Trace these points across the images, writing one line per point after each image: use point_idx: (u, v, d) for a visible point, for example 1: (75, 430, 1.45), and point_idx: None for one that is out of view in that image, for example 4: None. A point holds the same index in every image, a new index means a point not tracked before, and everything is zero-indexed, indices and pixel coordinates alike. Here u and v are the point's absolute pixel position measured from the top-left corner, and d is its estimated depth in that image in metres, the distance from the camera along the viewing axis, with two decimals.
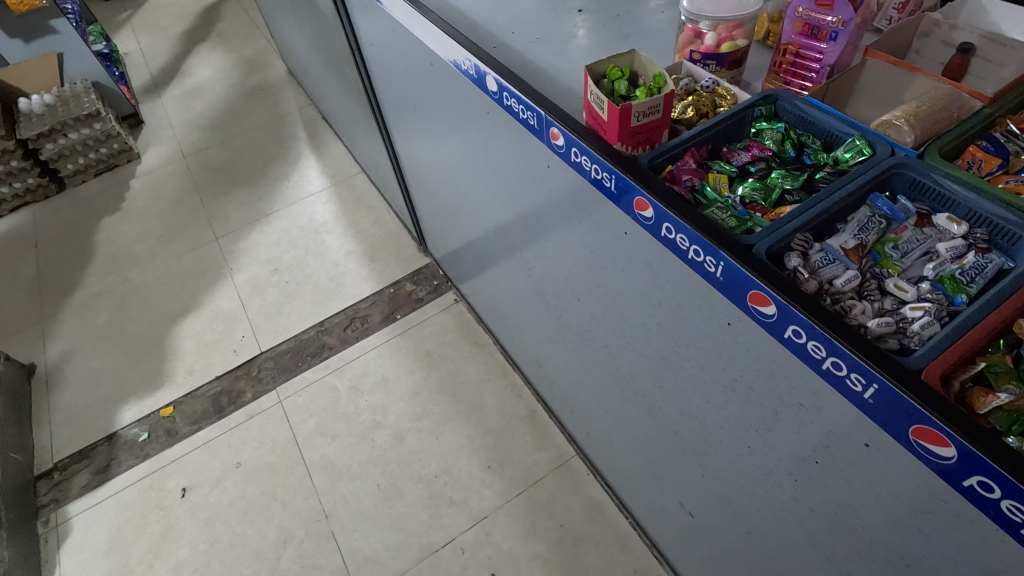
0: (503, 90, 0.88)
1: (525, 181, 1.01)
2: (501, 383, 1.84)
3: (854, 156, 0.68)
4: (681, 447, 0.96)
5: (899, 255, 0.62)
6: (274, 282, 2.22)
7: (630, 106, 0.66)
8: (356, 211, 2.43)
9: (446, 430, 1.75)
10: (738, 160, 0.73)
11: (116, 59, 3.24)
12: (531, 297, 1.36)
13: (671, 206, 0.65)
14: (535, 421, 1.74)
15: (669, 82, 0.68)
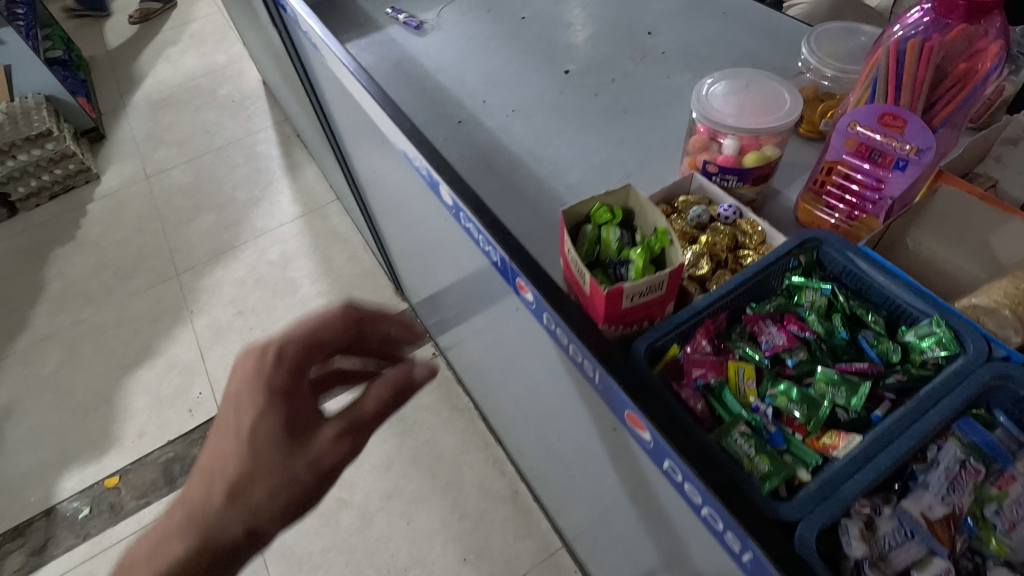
0: (459, 210, 0.68)
1: (503, 311, 0.86)
2: (482, 456, 1.65)
3: (933, 349, 0.48)
4: None
5: (1007, 524, 0.43)
6: (236, 328, 2.02)
7: (620, 288, 0.47)
8: (329, 245, 2.22)
9: (419, 512, 1.57)
10: (768, 342, 0.52)
11: (78, 65, 2.98)
12: (516, 389, 1.19)
13: (673, 444, 0.45)
14: (518, 502, 1.56)
15: (678, 250, 0.49)
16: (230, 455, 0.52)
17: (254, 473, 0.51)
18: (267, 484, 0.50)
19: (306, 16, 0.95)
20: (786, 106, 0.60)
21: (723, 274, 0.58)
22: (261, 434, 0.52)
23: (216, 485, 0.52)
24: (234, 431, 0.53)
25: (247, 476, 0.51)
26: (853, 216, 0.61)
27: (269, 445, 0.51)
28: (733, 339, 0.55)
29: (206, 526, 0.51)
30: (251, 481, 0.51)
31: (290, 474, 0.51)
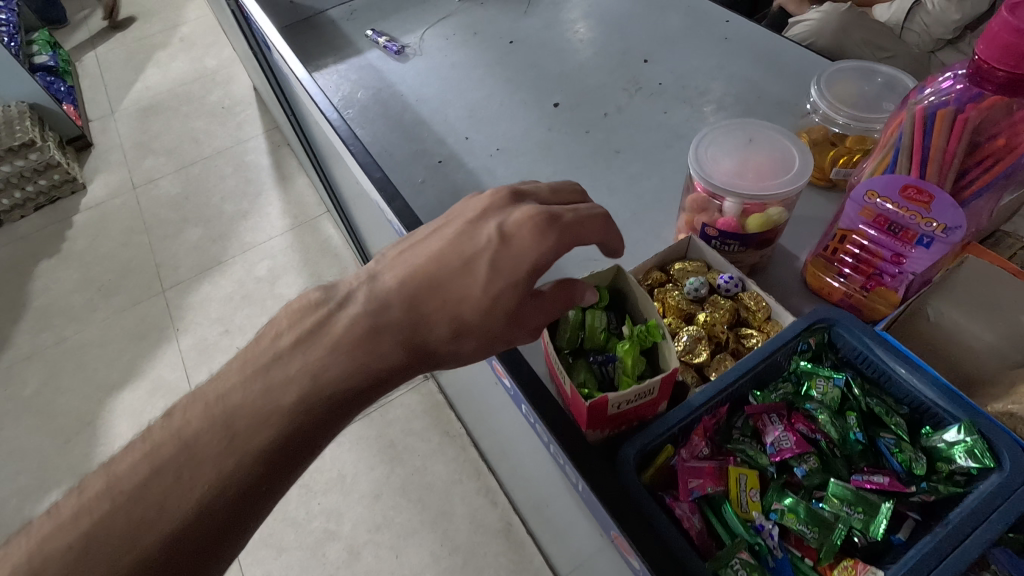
0: None
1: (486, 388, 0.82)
2: (474, 486, 1.51)
3: (965, 463, 0.42)
4: None
5: None
6: (223, 347, 1.81)
7: (605, 398, 0.42)
8: (319, 258, 1.98)
9: (408, 547, 1.44)
10: (774, 445, 0.46)
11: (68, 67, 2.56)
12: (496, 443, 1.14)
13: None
14: (512, 536, 1.44)
15: (672, 352, 0.44)
16: (451, 262, 0.45)
17: (459, 287, 0.44)
18: (479, 306, 0.43)
19: (276, 40, 0.88)
20: (795, 166, 0.55)
21: (723, 359, 0.52)
22: (500, 254, 0.44)
23: (411, 278, 0.45)
24: (453, 239, 0.46)
25: (446, 282, 0.45)
26: (869, 287, 0.55)
27: (495, 270, 0.44)
28: (735, 437, 0.48)
29: (376, 331, 0.44)
30: (452, 293, 0.44)
31: (490, 318, 0.44)
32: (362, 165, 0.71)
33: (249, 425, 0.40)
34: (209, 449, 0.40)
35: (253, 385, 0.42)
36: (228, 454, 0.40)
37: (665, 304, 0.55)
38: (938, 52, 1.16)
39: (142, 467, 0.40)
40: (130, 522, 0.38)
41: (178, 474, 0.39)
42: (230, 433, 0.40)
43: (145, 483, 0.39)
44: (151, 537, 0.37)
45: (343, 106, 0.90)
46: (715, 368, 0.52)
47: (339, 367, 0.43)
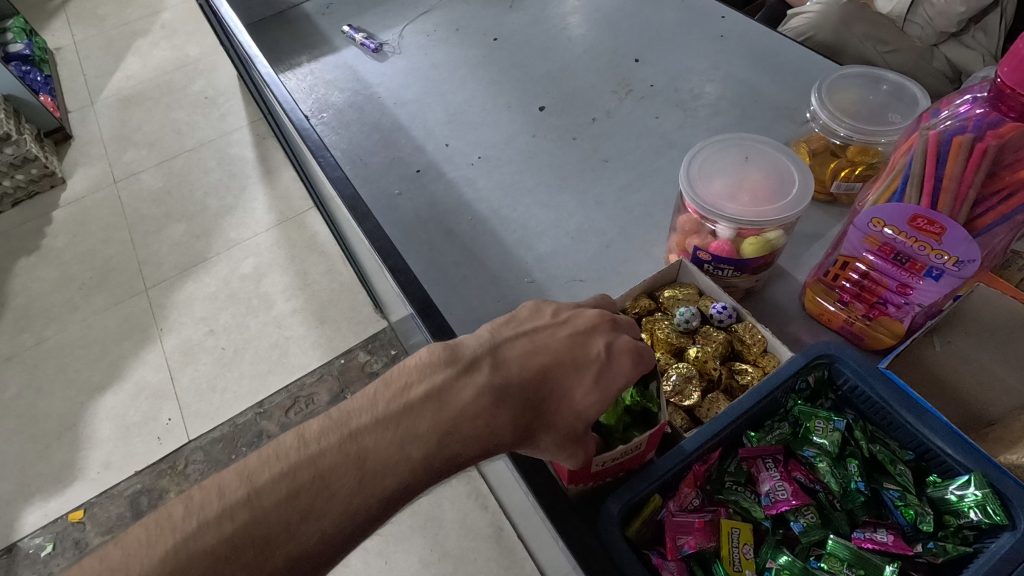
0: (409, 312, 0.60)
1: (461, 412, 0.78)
2: (463, 488, 1.22)
3: (977, 519, 0.39)
4: None
5: None
6: (208, 348, 1.76)
7: (586, 456, 0.40)
8: (305, 256, 1.93)
9: (397, 551, 1.16)
10: (770, 496, 0.43)
11: (43, 55, 2.43)
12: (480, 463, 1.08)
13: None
14: (504, 542, 1.16)
15: (660, 405, 0.42)
16: (564, 363, 0.43)
17: (564, 386, 0.42)
18: (577, 413, 0.41)
19: (244, 38, 0.82)
20: (794, 188, 0.51)
21: (716, 399, 0.49)
22: (605, 366, 0.42)
23: (534, 359, 0.43)
24: (569, 337, 0.44)
25: (554, 378, 0.42)
26: (871, 316, 0.52)
27: (600, 385, 0.41)
28: (727, 485, 0.45)
29: (500, 402, 0.41)
30: (555, 390, 0.42)
31: (571, 423, 0.41)
32: (334, 180, 0.67)
33: (382, 465, 0.37)
34: (345, 486, 0.36)
35: (384, 429, 0.38)
36: (363, 493, 0.36)
37: (654, 336, 0.52)
38: (941, 45, 1.07)
39: (283, 487, 0.35)
40: (264, 537, 0.34)
41: (316, 499, 0.35)
42: (362, 470, 0.37)
43: (286, 506, 0.35)
44: (282, 558, 0.34)
45: (316, 111, 0.85)
46: (706, 409, 0.48)
47: (469, 431, 0.39)
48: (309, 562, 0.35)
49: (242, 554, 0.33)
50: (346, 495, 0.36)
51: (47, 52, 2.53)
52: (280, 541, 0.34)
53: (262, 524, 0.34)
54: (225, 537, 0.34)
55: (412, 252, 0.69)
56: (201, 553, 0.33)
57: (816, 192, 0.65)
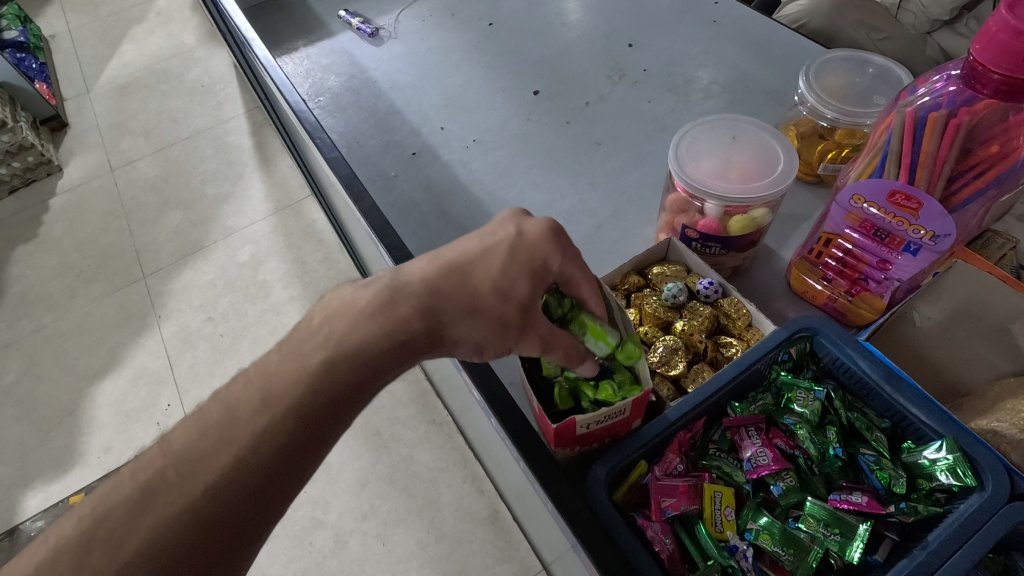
0: None
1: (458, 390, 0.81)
2: (460, 472, 1.24)
3: (948, 481, 0.41)
4: None
5: None
6: (207, 336, 1.77)
7: (572, 420, 0.41)
8: (303, 244, 1.94)
9: (395, 533, 1.18)
10: (751, 462, 0.45)
11: (37, 41, 2.42)
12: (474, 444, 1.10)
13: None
14: (500, 527, 1.18)
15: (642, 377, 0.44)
16: (471, 252, 0.42)
17: (475, 271, 0.41)
18: (498, 288, 0.40)
19: (240, 22, 0.83)
20: (779, 167, 0.52)
21: (702, 371, 0.50)
22: (518, 247, 0.42)
23: (439, 261, 0.42)
24: (473, 237, 0.43)
25: (465, 267, 0.41)
26: (853, 292, 0.53)
27: (513, 256, 0.41)
28: (711, 451, 0.47)
29: (403, 300, 0.40)
30: (466, 276, 0.41)
31: (511, 311, 0.40)
32: (330, 161, 0.68)
33: (282, 385, 0.36)
34: (246, 412, 0.35)
35: (283, 354, 0.38)
36: (267, 413, 0.35)
37: (642, 311, 0.53)
38: (934, 33, 1.07)
39: (194, 429, 0.35)
40: (178, 472, 0.34)
41: (221, 430, 0.35)
42: (263, 394, 0.36)
43: (196, 443, 0.35)
44: (198, 489, 0.33)
45: (312, 95, 0.86)
46: (691, 379, 0.50)
47: (371, 333, 0.38)
48: (248, 487, 0.34)
49: (157, 494, 0.33)
50: (272, 416, 0.35)
51: (43, 40, 2.52)
52: (194, 473, 0.34)
53: (194, 462, 0.34)
54: (141, 481, 0.34)
55: (407, 233, 0.71)
56: (121, 499, 0.33)
57: (803, 172, 0.67)
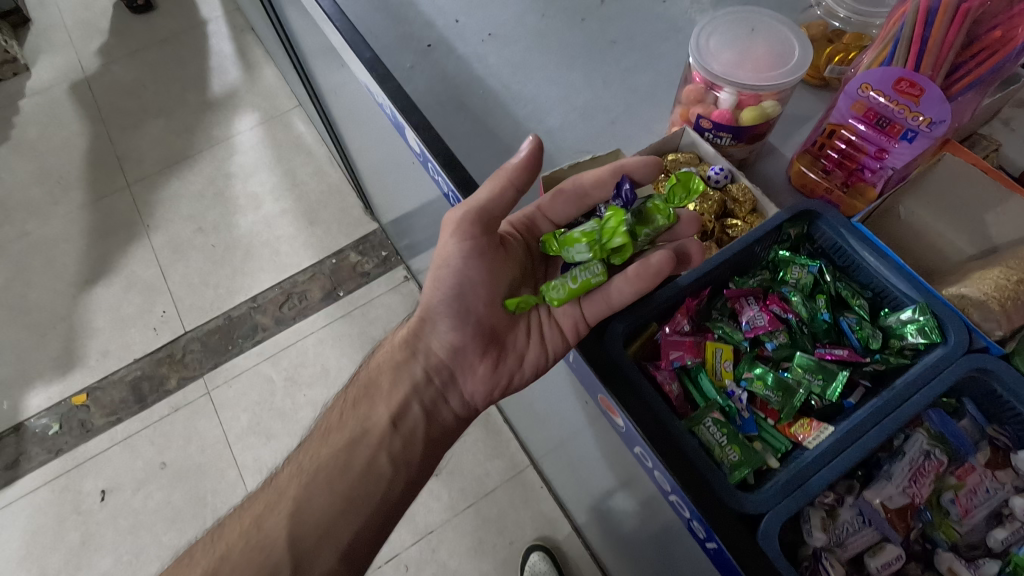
0: (425, 156, 0.66)
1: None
2: None
3: (913, 336, 0.47)
4: (604, 523, 0.97)
5: (959, 511, 0.47)
6: (198, 246, 1.92)
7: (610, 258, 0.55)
8: (292, 156, 2.08)
9: None
10: (749, 323, 0.51)
11: None
12: None
13: (646, 435, 0.44)
14: (488, 425, 1.61)
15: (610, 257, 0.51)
16: None
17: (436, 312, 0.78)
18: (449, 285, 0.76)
19: None
20: (793, 59, 0.55)
21: (710, 249, 0.57)
22: None
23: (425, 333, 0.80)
24: None
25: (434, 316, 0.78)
26: (849, 183, 0.58)
27: None
28: (714, 317, 0.53)
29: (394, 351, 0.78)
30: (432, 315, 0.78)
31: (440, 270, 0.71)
32: (349, 45, 0.69)
33: (335, 420, 0.74)
34: (319, 437, 0.73)
35: (340, 408, 0.75)
36: (326, 434, 0.73)
37: None
38: None
39: (297, 453, 0.73)
40: (291, 466, 0.71)
41: (306, 449, 0.72)
42: (328, 428, 0.74)
43: (299, 454, 0.72)
44: (293, 468, 0.70)
45: None
46: (699, 256, 0.56)
47: (379, 367, 0.77)
48: (293, 486, 0.67)
49: (273, 482, 0.69)
50: (310, 453, 0.71)
51: None
52: (295, 464, 0.70)
53: (280, 481, 0.69)
54: (278, 475, 0.71)
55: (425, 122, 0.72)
56: (265, 487, 0.70)
57: (810, 76, 0.69)
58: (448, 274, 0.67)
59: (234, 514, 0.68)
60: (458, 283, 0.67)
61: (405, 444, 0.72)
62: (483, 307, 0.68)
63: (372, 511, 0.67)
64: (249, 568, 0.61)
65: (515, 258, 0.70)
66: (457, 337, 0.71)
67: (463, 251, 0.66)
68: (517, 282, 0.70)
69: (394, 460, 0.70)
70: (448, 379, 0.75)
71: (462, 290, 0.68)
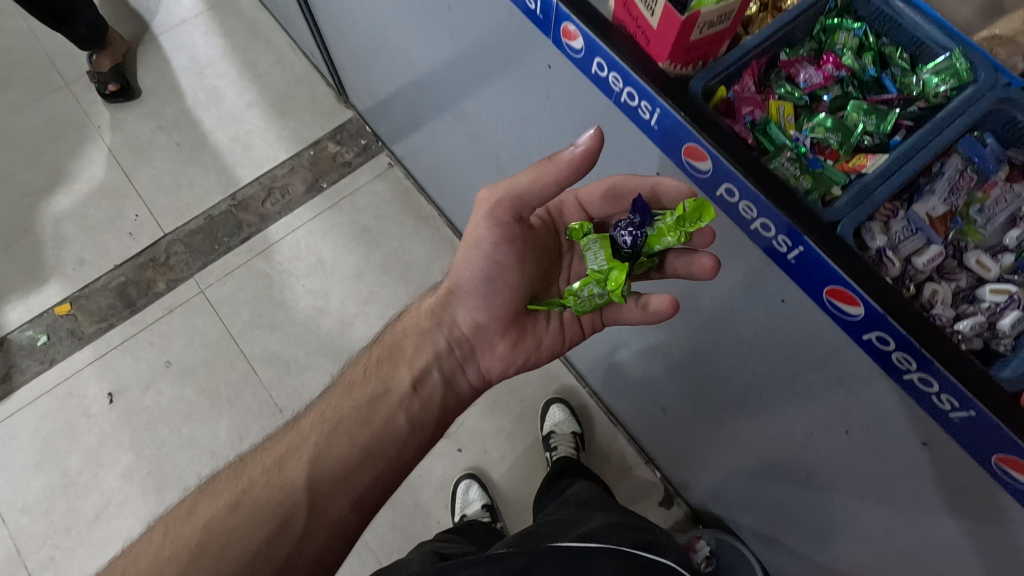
0: None
1: (513, 80, 0.81)
2: None
3: (942, 83, 0.54)
4: (640, 340, 1.04)
5: (983, 219, 0.54)
6: (161, 145, 1.81)
7: (697, 16, 0.48)
8: (249, 45, 1.94)
9: None
10: (807, 82, 0.57)
11: None
12: (464, 162, 1.34)
13: (736, 160, 0.51)
14: None
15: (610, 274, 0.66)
16: None
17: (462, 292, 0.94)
18: None
19: None
20: None
21: (766, 18, 0.59)
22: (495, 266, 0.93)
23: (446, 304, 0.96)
24: None
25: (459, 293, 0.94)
26: None
27: None
28: (774, 81, 0.58)
29: (416, 323, 0.92)
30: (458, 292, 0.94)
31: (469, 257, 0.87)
32: None
33: (359, 383, 0.86)
34: (341, 397, 0.84)
35: (364, 372, 0.88)
36: (349, 396, 0.84)
37: None
38: None
39: (320, 406, 0.83)
40: (313, 418, 0.82)
41: (328, 406, 0.83)
42: (350, 388, 0.85)
43: (324, 407, 0.83)
44: (313, 420, 0.81)
45: None
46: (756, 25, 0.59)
47: (406, 338, 0.91)
48: (313, 440, 0.78)
49: (294, 432, 0.80)
50: (327, 415, 0.81)
51: None
52: (317, 416, 0.82)
53: (301, 433, 0.79)
54: (298, 425, 0.81)
55: None
56: (284, 434, 0.80)
57: None
58: (478, 256, 0.82)
59: (252, 459, 0.78)
60: (484, 262, 0.82)
61: (419, 412, 0.85)
62: (507, 285, 0.84)
63: (382, 460, 0.79)
64: (269, 504, 0.71)
65: (542, 243, 0.86)
66: (483, 314, 0.87)
67: (492, 234, 0.80)
68: (541, 268, 0.87)
69: (410, 420, 0.83)
70: (468, 352, 0.91)
71: (492, 274, 0.83)
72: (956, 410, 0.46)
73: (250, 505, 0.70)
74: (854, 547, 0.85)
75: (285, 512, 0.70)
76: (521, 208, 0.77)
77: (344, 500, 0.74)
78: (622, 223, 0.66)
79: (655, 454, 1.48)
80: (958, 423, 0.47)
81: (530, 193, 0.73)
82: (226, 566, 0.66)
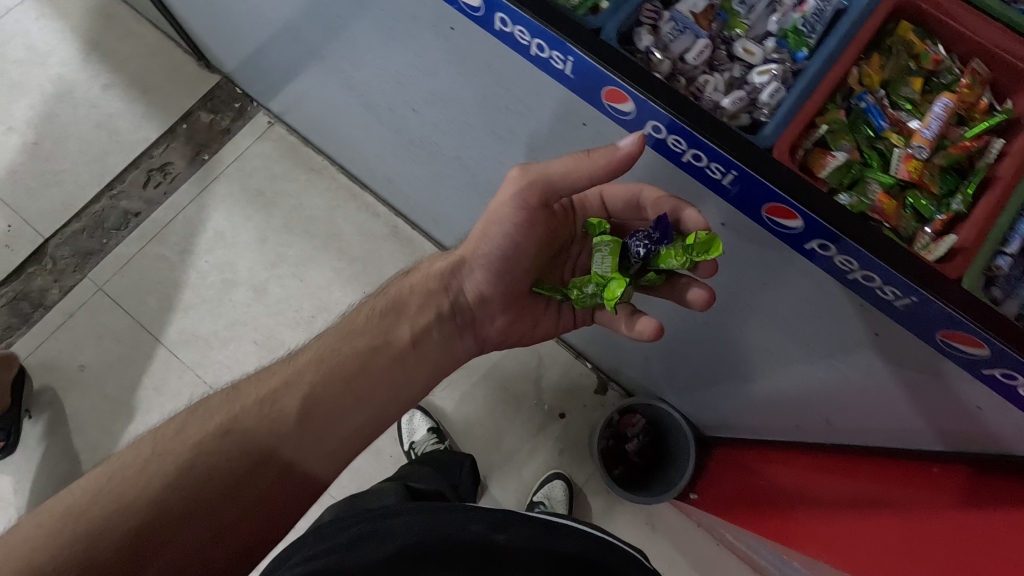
0: None
1: None
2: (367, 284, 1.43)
3: None
4: None
5: (746, 10, 0.62)
6: (18, 147, 1.69)
7: None
8: (89, 23, 1.80)
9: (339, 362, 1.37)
10: None
11: None
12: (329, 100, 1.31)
13: None
14: (399, 235, 1.68)
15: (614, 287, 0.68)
16: None
17: None
18: None
19: None
20: None
21: None
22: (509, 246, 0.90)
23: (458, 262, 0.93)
24: None
25: None
26: None
27: None
28: None
29: (428, 277, 0.89)
30: None
31: None
32: None
33: (369, 328, 0.84)
34: (354, 342, 0.82)
35: (373, 314, 0.86)
36: (356, 341, 0.82)
37: None
38: None
39: (327, 344, 0.82)
40: (320, 356, 0.80)
41: (334, 344, 0.82)
42: (357, 329, 0.84)
43: (330, 347, 0.81)
44: (319, 359, 0.80)
45: None
46: None
47: (413, 289, 0.89)
48: (316, 380, 0.77)
49: (304, 370, 0.78)
50: (337, 356, 0.80)
51: None
52: (325, 357, 0.80)
53: (308, 368, 0.78)
54: (303, 361, 0.80)
55: None
56: (292, 366, 0.79)
57: None
58: (499, 226, 0.77)
59: (254, 383, 0.77)
60: (503, 239, 0.78)
61: (417, 368, 0.85)
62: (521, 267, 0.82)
63: (370, 410, 0.80)
64: (260, 431, 0.71)
65: (556, 228, 0.82)
66: (491, 289, 0.85)
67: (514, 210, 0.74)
68: (552, 248, 0.83)
69: (405, 372, 0.84)
70: (469, 320, 0.90)
71: (509, 254, 0.80)
72: (726, 176, 0.55)
73: (240, 434, 0.71)
74: (746, 364, 0.93)
75: (274, 447, 0.72)
76: (550, 194, 0.72)
77: (332, 433, 0.76)
78: (640, 233, 0.67)
79: (583, 347, 1.55)
80: (731, 188, 0.56)
81: (564, 182, 0.69)
82: (213, 485, 0.67)
